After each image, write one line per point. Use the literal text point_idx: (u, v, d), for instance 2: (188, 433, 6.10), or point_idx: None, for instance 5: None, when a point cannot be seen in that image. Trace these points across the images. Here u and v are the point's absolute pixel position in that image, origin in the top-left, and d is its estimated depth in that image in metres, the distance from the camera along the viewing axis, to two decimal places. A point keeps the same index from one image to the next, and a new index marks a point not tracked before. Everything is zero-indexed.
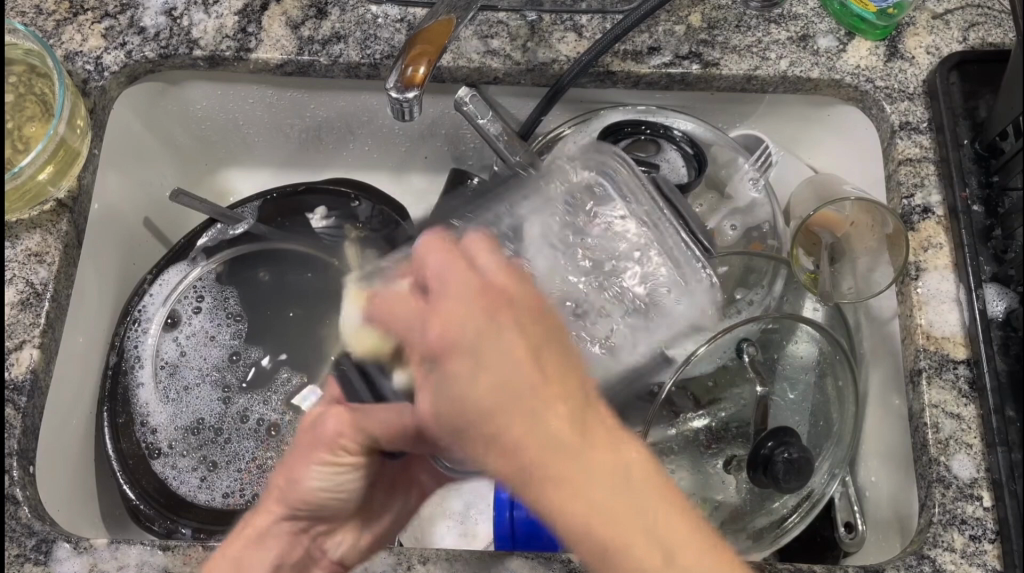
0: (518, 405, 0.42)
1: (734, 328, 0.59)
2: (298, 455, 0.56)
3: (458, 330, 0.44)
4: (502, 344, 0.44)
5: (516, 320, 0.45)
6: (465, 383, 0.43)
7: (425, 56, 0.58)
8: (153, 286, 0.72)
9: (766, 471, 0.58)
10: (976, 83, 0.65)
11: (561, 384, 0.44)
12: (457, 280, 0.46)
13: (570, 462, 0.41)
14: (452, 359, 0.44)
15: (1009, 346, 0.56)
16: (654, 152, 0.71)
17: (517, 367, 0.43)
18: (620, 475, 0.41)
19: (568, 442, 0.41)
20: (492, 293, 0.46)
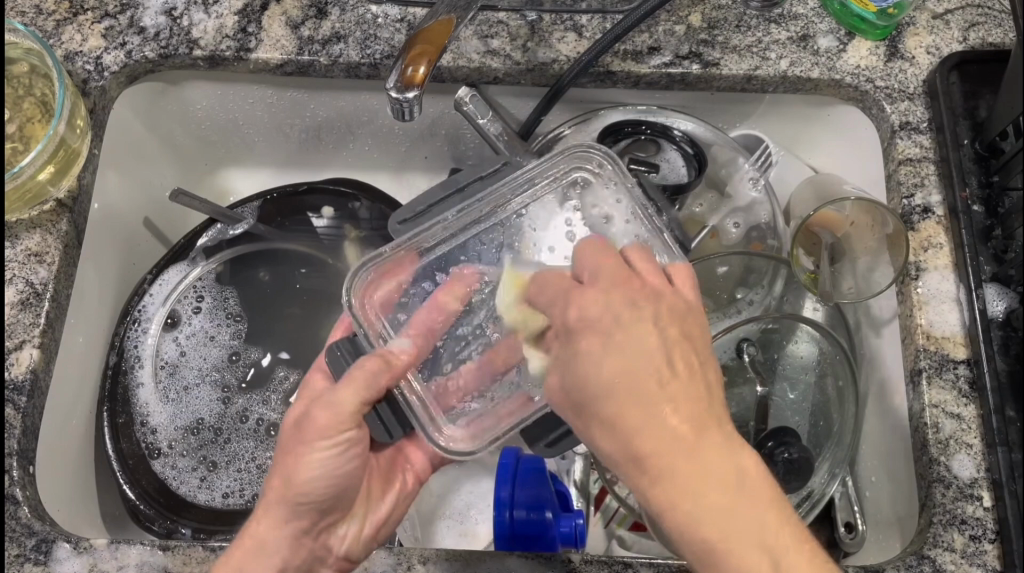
0: (642, 397, 0.44)
1: (734, 328, 0.60)
2: (287, 452, 0.53)
3: (595, 313, 0.48)
4: (642, 342, 0.46)
5: (651, 304, 0.48)
6: (590, 362, 0.46)
7: (425, 56, 0.58)
8: (153, 286, 0.72)
9: (764, 470, 0.58)
10: (976, 83, 0.65)
11: (696, 388, 0.45)
12: (606, 267, 0.50)
13: (689, 458, 0.42)
14: (592, 337, 0.47)
15: (1009, 346, 0.56)
16: (654, 152, 0.70)
17: (647, 354, 0.45)
18: (733, 479, 0.41)
19: (682, 435, 0.43)
20: (645, 281, 0.50)
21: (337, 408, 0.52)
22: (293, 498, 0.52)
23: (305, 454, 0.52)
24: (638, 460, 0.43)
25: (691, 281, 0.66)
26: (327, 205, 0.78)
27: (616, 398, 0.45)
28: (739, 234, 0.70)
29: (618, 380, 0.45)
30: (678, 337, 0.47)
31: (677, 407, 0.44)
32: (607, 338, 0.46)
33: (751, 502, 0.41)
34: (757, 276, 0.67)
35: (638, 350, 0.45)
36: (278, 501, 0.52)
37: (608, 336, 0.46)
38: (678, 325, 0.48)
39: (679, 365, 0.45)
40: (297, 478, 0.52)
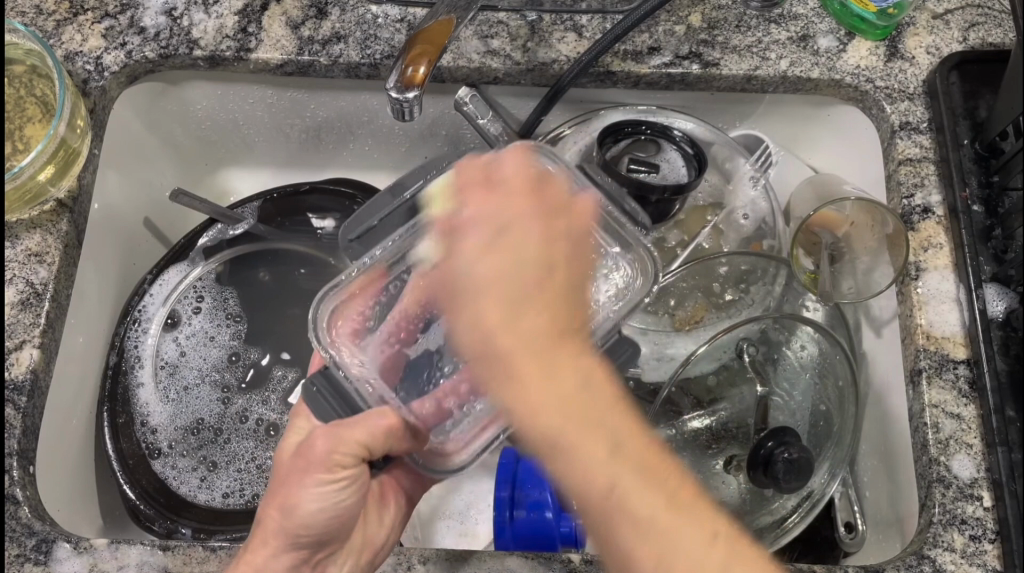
0: (518, 294, 0.46)
1: (735, 328, 0.60)
2: (290, 480, 0.51)
3: (491, 213, 0.49)
4: (528, 236, 0.48)
5: (530, 228, 0.49)
6: (466, 260, 0.48)
7: (425, 56, 0.58)
8: (153, 286, 0.72)
9: (766, 470, 0.57)
10: (976, 83, 0.65)
11: (566, 308, 0.47)
12: (512, 177, 0.51)
13: (541, 356, 0.44)
14: (468, 244, 0.49)
15: (1009, 346, 0.56)
16: (654, 152, 0.69)
17: (523, 262, 0.47)
18: (582, 380, 0.44)
19: (543, 337, 0.45)
20: (547, 195, 0.52)
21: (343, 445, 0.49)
22: (293, 530, 0.50)
23: (307, 487, 0.50)
24: (480, 355, 0.45)
25: (690, 279, 0.65)
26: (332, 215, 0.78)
27: (508, 357, 0.44)
28: (748, 227, 0.70)
29: (489, 286, 0.46)
30: (543, 281, 0.47)
31: (537, 369, 0.44)
32: (496, 227, 0.49)
33: (617, 410, 0.44)
34: (756, 276, 0.66)
35: (519, 313, 0.45)
36: (276, 532, 0.50)
37: (483, 256, 0.47)
38: (555, 242, 0.49)
39: (546, 295, 0.46)
40: (300, 512, 0.50)
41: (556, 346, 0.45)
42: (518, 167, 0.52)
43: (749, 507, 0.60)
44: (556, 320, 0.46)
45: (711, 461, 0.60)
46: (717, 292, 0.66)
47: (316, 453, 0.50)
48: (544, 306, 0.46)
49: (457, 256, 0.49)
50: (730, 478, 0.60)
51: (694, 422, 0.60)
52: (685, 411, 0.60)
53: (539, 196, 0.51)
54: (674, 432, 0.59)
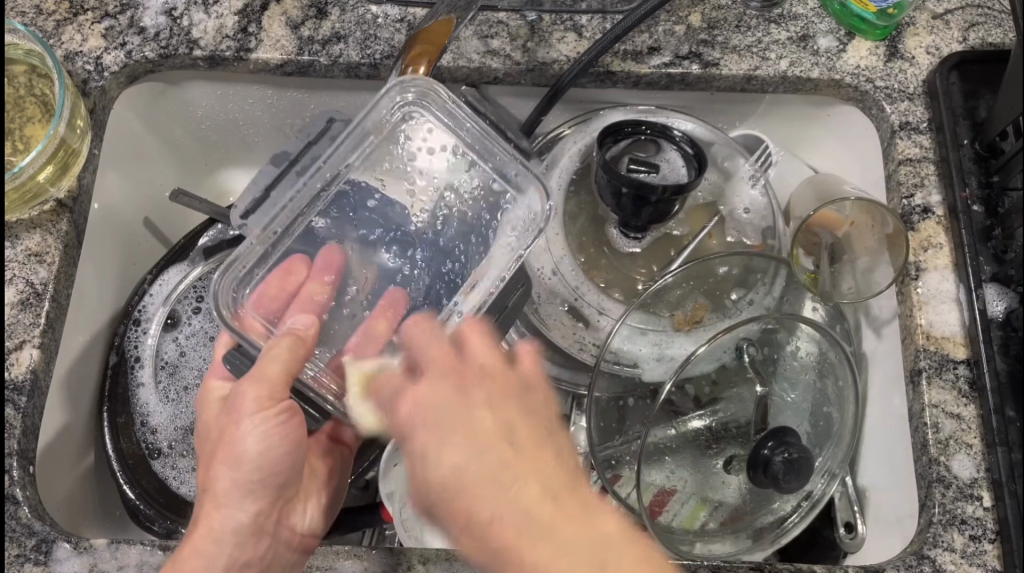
0: (496, 487, 0.46)
1: (735, 328, 0.59)
2: (226, 434, 0.54)
3: (433, 407, 0.51)
4: (482, 422, 0.50)
5: (487, 401, 0.51)
6: (434, 464, 0.49)
7: (425, 56, 0.59)
8: (153, 285, 0.73)
9: (766, 470, 0.58)
10: (976, 83, 0.65)
11: (550, 486, 0.47)
12: (437, 365, 0.53)
13: (537, 535, 0.44)
14: (443, 447, 0.49)
15: (1009, 346, 0.56)
16: (654, 153, 0.67)
17: (483, 450, 0.48)
18: (591, 540, 0.44)
19: (538, 515, 0.45)
20: (470, 379, 0.52)
21: (267, 382, 0.52)
22: (244, 479, 0.54)
23: (244, 432, 0.53)
24: (478, 546, 0.46)
25: (690, 280, 0.64)
26: None
27: (502, 537, 0.45)
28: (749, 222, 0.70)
29: (463, 490, 0.47)
30: (528, 440, 0.50)
31: (540, 542, 0.44)
32: (453, 409, 0.50)
33: (626, 549, 0.44)
34: (757, 275, 0.66)
35: (504, 493, 0.46)
36: (229, 486, 0.54)
37: (450, 444, 0.49)
38: (510, 406, 0.52)
39: (531, 471, 0.47)
40: (246, 458, 0.54)
41: (558, 503, 0.46)
42: (477, 348, 0.54)
43: (749, 507, 0.60)
44: (540, 478, 0.47)
45: (711, 461, 0.60)
46: (716, 291, 0.65)
47: (247, 400, 0.52)
48: (532, 483, 0.46)
49: (430, 460, 0.49)
50: (730, 478, 0.60)
51: (694, 422, 0.59)
52: (685, 411, 0.59)
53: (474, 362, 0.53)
54: (674, 432, 0.59)
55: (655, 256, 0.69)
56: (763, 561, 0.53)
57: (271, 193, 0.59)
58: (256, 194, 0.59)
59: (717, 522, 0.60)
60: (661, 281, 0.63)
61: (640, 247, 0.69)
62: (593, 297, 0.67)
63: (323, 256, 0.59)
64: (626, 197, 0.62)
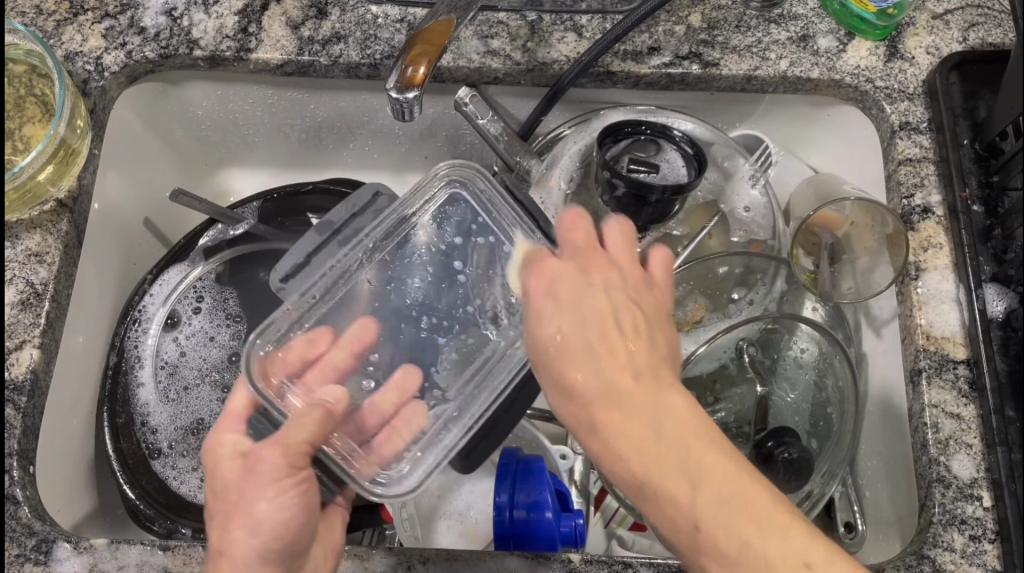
0: (586, 346, 0.47)
1: (734, 328, 0.60)
2: (235, 503, 0.48)
3: (553, 277, 0.52)
4: (591, 293, 0.50)
5: (606, 281, 0.51)
6: (538, 318, 0.50)
7: (425, 56, 0.58)
8: (153, 286, 0.73)
9: (766, 471, 0.58)
10: (975, 83, 0.65)
11: (646, 370, 0.46)
12: (576, 243, 0.54)
13: (617, 410, 0.44)
14: (555, 314, 0.49)
15: (1009, 346, 0.56)
16: (654, 153, 0.67)
17: (583, 317, 0.48)
18: (658, 417, 0.43)
19: (623, 386, 0.45)
20: (589, 264, 0.52)
21: (289, 449, 0.49)
22: (260, 544, 0.47)
23: (259, 500, 0.47)
24: (566, 406, 0.47)
25: (689, 280, 0.64)
26: (323, 205, 0.78)
27: (591, 407, 0.45)
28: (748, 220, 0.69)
29: (561, 344, 0.48)
30: (637, 317, 0.49)
31: (628, 430, 0.43)
32: (569, 283, 0.51)
33: (704, 442, 0.43)
34: (757, 276, 0.66)
35: (597, 360, 0.46)
36: (243, 553, 0.46)
37: (561, 316, 0.49)
38: (644, 295, 0.52)
39: (634, 348, 0.47)
40: (262, 523, 0.47)
41: (652, 398, 0.44)
42: (616, 237, 0.54)
43: None
44: (640, 372, 0.46)
45: None
46: (716, 291, 0.65)
47: (264, 465, 0.48)
48: (624, 355, 0.46)
49: (543, 312, 0.50)
50: None
51: None
52: None
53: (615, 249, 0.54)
54: None
55: None
56: None
57: (312, 260, 0.62)
58: (296, 263, 0.62)
59: None
60: None
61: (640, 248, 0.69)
62: None
63: (352, 328, 0.61)
64: (625, 195, 0.62)
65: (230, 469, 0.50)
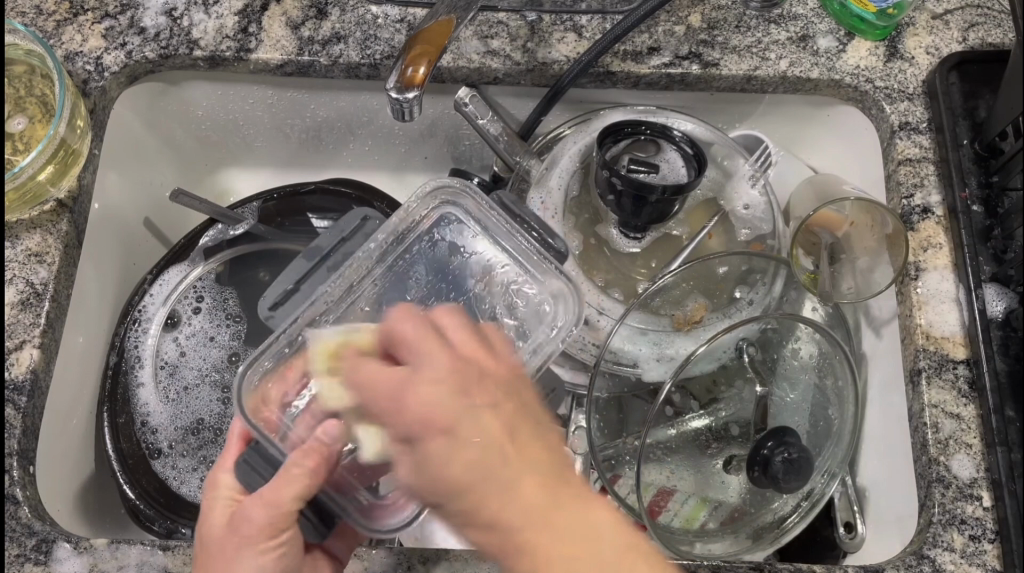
0: (439, 399, 0.47)
1: (734, 328, 0.58)
2: (221, 554, 0.50)
3: (389, 373, 0.49)
4: (434, 365, 0.49)
5: (464, 364, 0.50)
6: (388, 382, 0.48)
7: (425, 56, 0.58)
8: (153, 286, 0.72)
9: (766, 471, 0.58)
10: (975, 83, 0.65)
11: (491, 399, 0.48)
12: (427, 353, 0.50)
13: (443, 436, 0.46)
14: (388, 375, 0.49)
15: (1009, 346, 0.56)
16: (654, 153, 0.67)
17: (442, 395, 0.47)
18: (469, 435, 0.46)
19: (442, 401, 0.47)
20: (463, 354, 0.50)
21: (277, 511, 0.49)
22: None
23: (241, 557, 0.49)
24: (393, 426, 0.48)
25: (690, 280, 0.63)
26: (323, 204, 0.78)
27: (417, 421, 0.47)
28: (748, 217, 0.69)
29: (411, 393, 0.48)
30: (489, 407, 0.48)
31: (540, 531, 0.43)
32: (413, 370, 0.49)
33: (522, 463, 0.45)
34: (758, 276, 0.65)
35: (421, 378, 0.48)
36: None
37: (398, 396, 0.48)
38: (489, 380, 0.49)
39: (475, 409, 0.47)
40: None
41: (503, 449, 0.46)
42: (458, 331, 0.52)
43: (749, 507, 0.60)
44: (501, 427, 0.47)
45: (711, 461, 0.59)
46: (717, 292, 0.64)
47: (247, 528, 0.49)
48: (490, 413, 0.47)
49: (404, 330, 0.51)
50: (730, 478, 0.60)
51: (693, 422, 0.59)
52: (685, 411, 0.58)
53: (448, 325, 0.52)
54: (674, 432, 0.58)
55: (655, 256, 0.68)
56: (763, 562, 0.54)
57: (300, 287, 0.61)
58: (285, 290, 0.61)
59: (717, 522, 0.59)
60: (661, 281, 0.62)
61: (640, 247, 0.68)
62: (593, 297, 0.65)
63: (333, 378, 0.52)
64: (625, 196, 0.62)
65: (220, 520, 0.51)
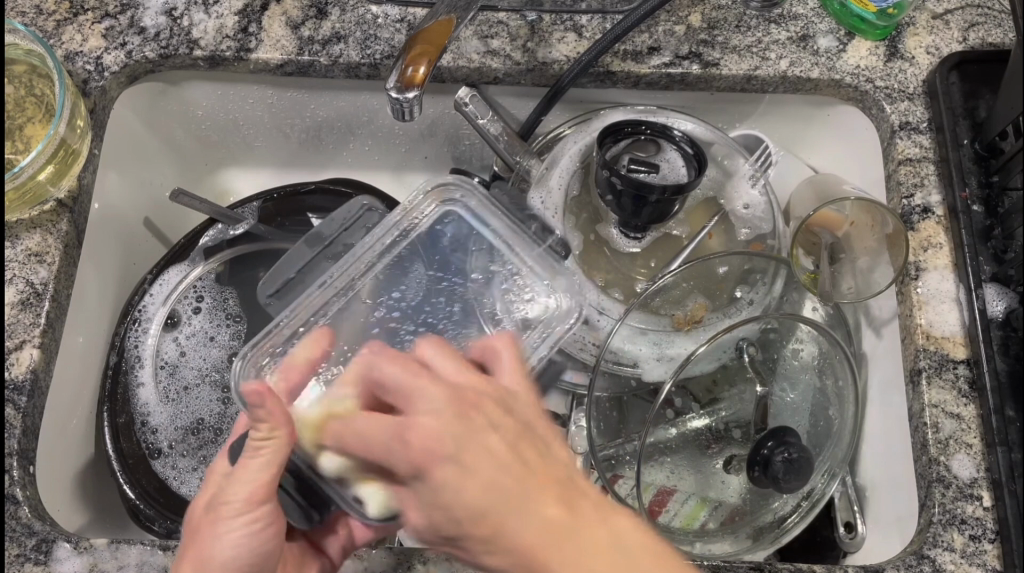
0: (502, 494, 0.41)
1: (734, 328, 0.58)
2: (199, 534, 0.48)
3: (436, 442, 0.43)
4: (481, 444, 0.43)
5: (494, 417, 0.45)
6: (452, 489, 0.42)
7: (425, 56, 0.58)
8: (153, 286, 0.72)
9: (766, 471, 0.58)
10: (976, 83, 0.65)
11: (551, 473, 0.43)
12: (431, 394, 0.45)
13: (513, 513, 0.41)
14: (446, 466, 0.43)
15: (1009, 346, 0.56)
16: (654, 153, 0.67)
17: (496, 462, 0.42)
18: (546, 509, 0.41)
19: (510, 478, 0.42)
20: (469, 399, 0.45)
21: (254, 482, 0.47)
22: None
23: (219, 536, 0.48)
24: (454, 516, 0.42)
25: (690, 279, 0.63)
26: (323, 204, 0.78)
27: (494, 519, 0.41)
28: (749, 217, 0.69)
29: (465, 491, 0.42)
30: (519, 458, 0.43)
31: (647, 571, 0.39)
32: (456, 459, 0.43)
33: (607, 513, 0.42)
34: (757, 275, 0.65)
35: (479, 442, 0.43)
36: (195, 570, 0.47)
37: (454, 474, 0.42)
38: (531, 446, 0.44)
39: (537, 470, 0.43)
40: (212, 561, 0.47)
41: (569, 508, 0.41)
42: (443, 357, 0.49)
43: (749, 507, 0.60)
44: (561, 495, 0.42)
45: (711, 461, 0.59)
46: (717, 292, 0.64)
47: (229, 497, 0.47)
48: (545, 490, 0.42)
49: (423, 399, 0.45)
50: (730, 478, 0.60)
51: (693, 422, 0.59)
52: (684, 411, 0.59)
53: (480, 394, 0.46)
54: (675, 432, 0.58)
55: (655, 256, 0.68)
56: (763, 562, 0.54)
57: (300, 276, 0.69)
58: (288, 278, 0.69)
59: (717, 522, 0.59)
60: (661, 281, 0.62)
61: (640, 247, 0.68)
62: (593, 297, 0.65)
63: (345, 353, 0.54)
64: (625, 196, 0.62)
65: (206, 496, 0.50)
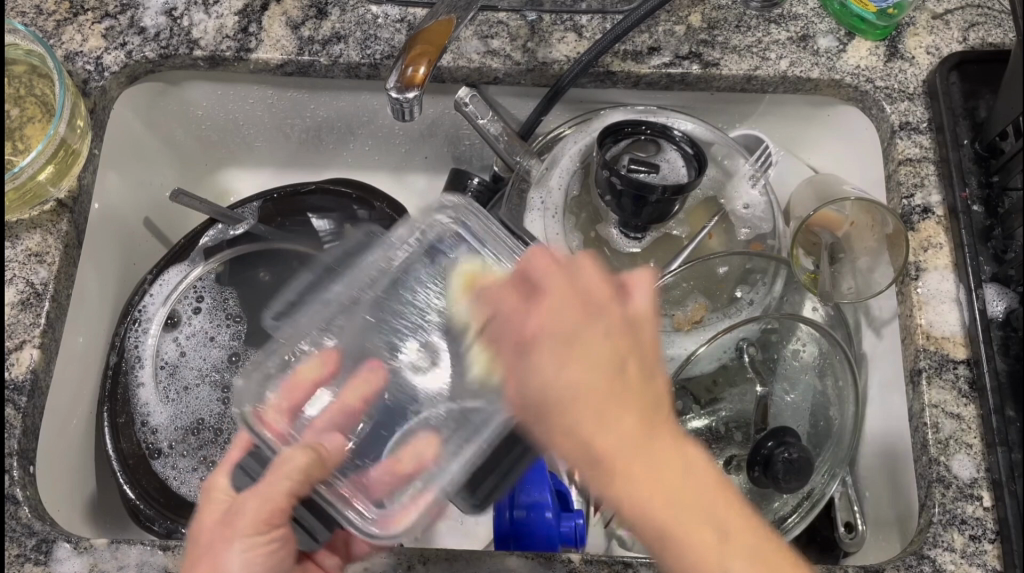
0: (611, 412, 0.42)
1: (735, 328, 0.59)
2: (207, 552, 0.47)
3: (556, 327, 0.44)
4: (601, 354, 0.43)
5: (606, 329, 0.45)
6: (547, 377, 0.43)
7: (425, 56, 0.58)
8: (153, 286, 0.72)
9: (766, 471, 0.58)
10: (976, 83, 0.65)
11: (651, 414, 0.43)
12: (558, 295, 0.45)
13: (618, 443, 0.42)
14: (547, 357, 0.44)
15: (1009, 346, 0.56)
16: (654, 153, 0.67)
17: (597, 382, 0.42)
18: (649, 449, 0.42)
19: (621, 409, 0.42)
20: (598, 315, 0.45)
21: (271, 502, 0.46)
22: None
23: (233, 551, 0.46)
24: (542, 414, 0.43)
25: (690, 279, 0.64)
26: (322, 204, 0.78)
27: (595, 447, 0.42)
28: (749, 217, 0.69)
29: (572, 403, 0.42)
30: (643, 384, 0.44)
31: (693, 531, 0.41)
32: (563, 349, 0.43)
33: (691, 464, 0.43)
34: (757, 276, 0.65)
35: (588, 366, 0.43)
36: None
37: (561, 371, 0.43)
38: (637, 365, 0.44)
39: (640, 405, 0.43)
40: None
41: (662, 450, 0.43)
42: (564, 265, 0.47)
43: (749, 507, 0.60)
44: (652, 435, 0.43)
45: (711, 461, 0.59)
46: (717, 291, 0.64)
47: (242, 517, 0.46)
48: (639, 417, 0.43)
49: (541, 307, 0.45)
50: (730, 478, 0.59)
51: (694, 422, 0.60)
52: (684, 411, 0.60)
53: (612, 307, 0.46)
54: None
55: (655, 256, 0.68)
56: None
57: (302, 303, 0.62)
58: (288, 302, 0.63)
59: None
60: (662, 281, 0.62)
61: (641, 247, 0.68)
62: None
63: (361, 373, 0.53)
64: (625, 196, 0.62)
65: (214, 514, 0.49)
